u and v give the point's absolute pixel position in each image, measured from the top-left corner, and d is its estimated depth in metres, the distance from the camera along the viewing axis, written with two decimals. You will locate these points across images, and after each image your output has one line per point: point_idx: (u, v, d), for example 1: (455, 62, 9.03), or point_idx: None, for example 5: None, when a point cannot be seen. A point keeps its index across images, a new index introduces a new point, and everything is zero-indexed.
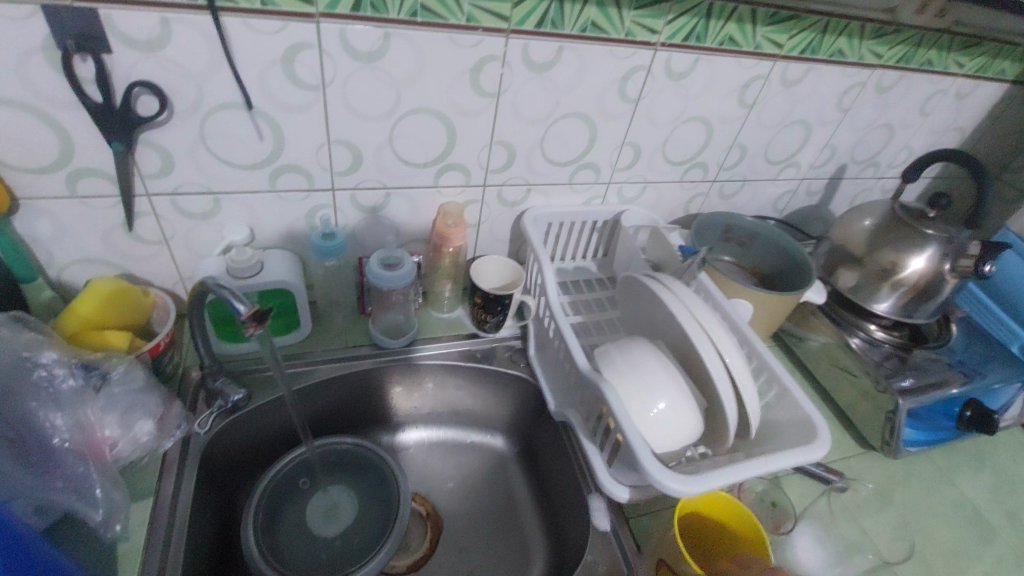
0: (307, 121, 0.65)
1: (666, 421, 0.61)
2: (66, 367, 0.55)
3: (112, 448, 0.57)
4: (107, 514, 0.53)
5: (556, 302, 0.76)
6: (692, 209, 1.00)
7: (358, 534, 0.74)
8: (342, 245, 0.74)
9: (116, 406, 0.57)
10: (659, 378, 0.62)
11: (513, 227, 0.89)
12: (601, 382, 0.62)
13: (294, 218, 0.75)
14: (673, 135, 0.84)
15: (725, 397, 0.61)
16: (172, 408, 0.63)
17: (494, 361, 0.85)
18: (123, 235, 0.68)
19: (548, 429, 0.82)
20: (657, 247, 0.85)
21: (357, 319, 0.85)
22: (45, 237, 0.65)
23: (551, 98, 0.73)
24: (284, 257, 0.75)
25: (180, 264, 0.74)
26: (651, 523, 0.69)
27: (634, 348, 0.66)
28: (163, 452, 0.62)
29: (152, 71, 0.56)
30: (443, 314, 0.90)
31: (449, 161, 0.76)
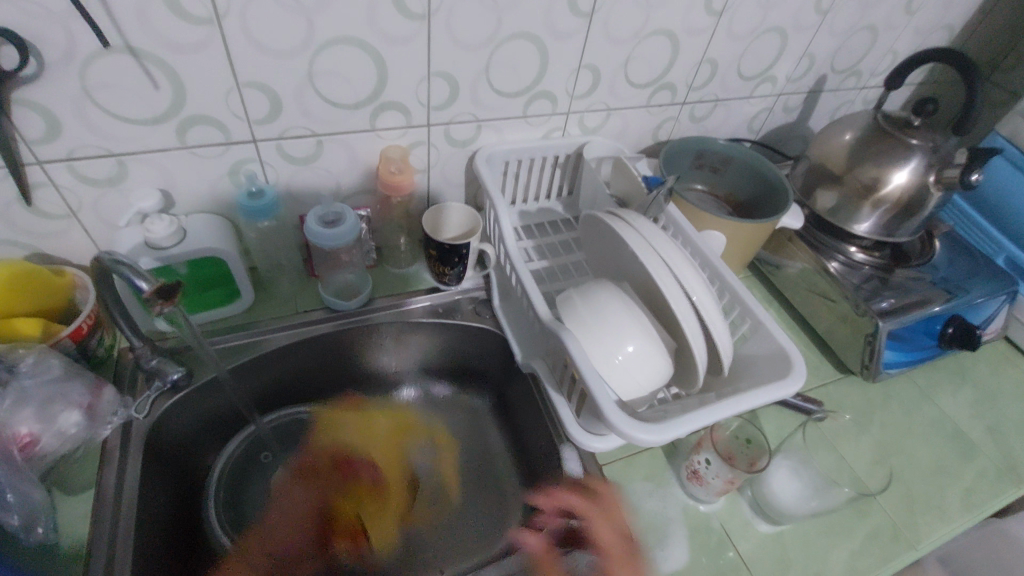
0: (208, 62, 0.57)
1: (633, 366, 0.57)
2: None
3: (32, 446, 0.52)
4: (26, 518, 0.50)
5: (515, 248, 0.70)
6: (661, 135, 0.93)
7: (329, 499, 0.75)
8: (273, 203, 0.67)
9: (29, 399, 0.52)
10: (624, 321, 0.58)
11: (468, 170, 0.82)
12: (562, 332, 0.58)
13: (216, 177, 0.67)
14: (635, 53, 0.76)
15: (694, 338, 0.57)
16: (103, 395, 0.58)
17: (458, 315, 0.81)
18: (21, 211, 0.61)
19: (518, 381, 0.79)
20: (622, 180, 0.78)
21: (306, 282, 0.79)
22: None
23: (492, 18, 0.64)
24: (212, 222, 0.68)
25: (98, 238, 0.67)
26: (627, 469, 0.66)
27: (596, 292, 0.61)
28: (102, 441, 0.58)
29: (5, 13, 0.47)
30: (399, 269, 0.84)
31: (383, 99, 0.67)
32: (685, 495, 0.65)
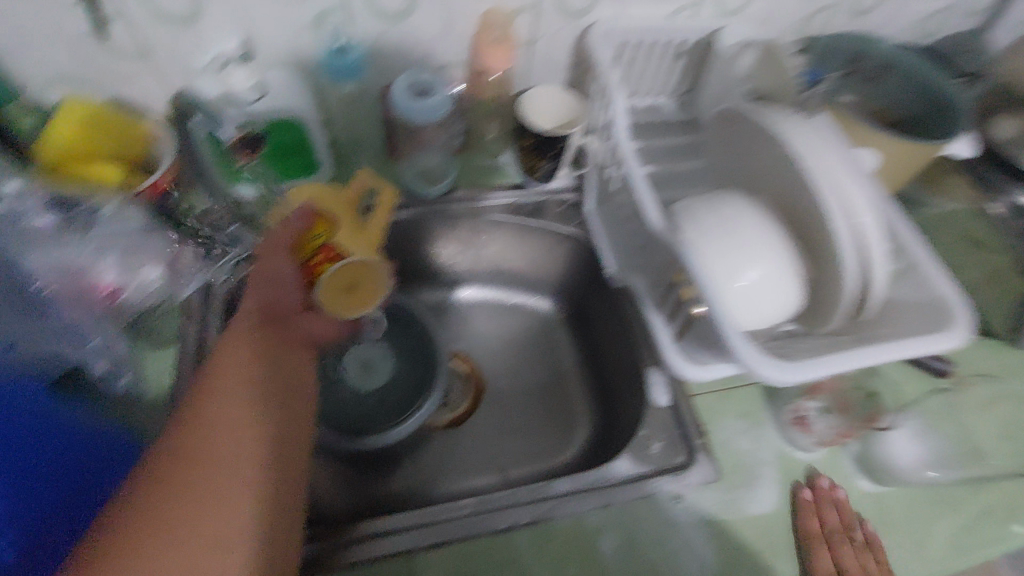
0: None
1: (759, 293, 0.50)
2: (40, 201, 0.48)
3: (116, 296, 0.51)
4: (113, 365, 0.52)
5: (629, 145, 0.60)
6: (808, 29, 0.77)
7: (398, 392, 0.71)
8: (361, 64, 0.59)
9: (110, 247, 0.50)
10: (754, 242, 0.50)
11: (576, 50, 0.70)
12: (683, 245, 0.49)
13: (298, 28, 0.58)
14: None
15: (847, 273, 0.48)
16: (184, 253, 0.57)
17: (544, 217, 0.74)
18: (94, 46, 0.55)
19: (604, 296, 0.73)
20: (768, 73, 0.65)
21: (386, 164, 0.73)
22: (5, 49, 0.53)
23: None
24: (290, 73, 0.59)
25: (174, 88, 0.61)
26: (718, 403, 0.61)
27: (724, 204, 0.52)
28: (184, 299, 0.57)
29: None
30: (485, 159, 0.77)
31: None
32: (783, 440, 0.59)
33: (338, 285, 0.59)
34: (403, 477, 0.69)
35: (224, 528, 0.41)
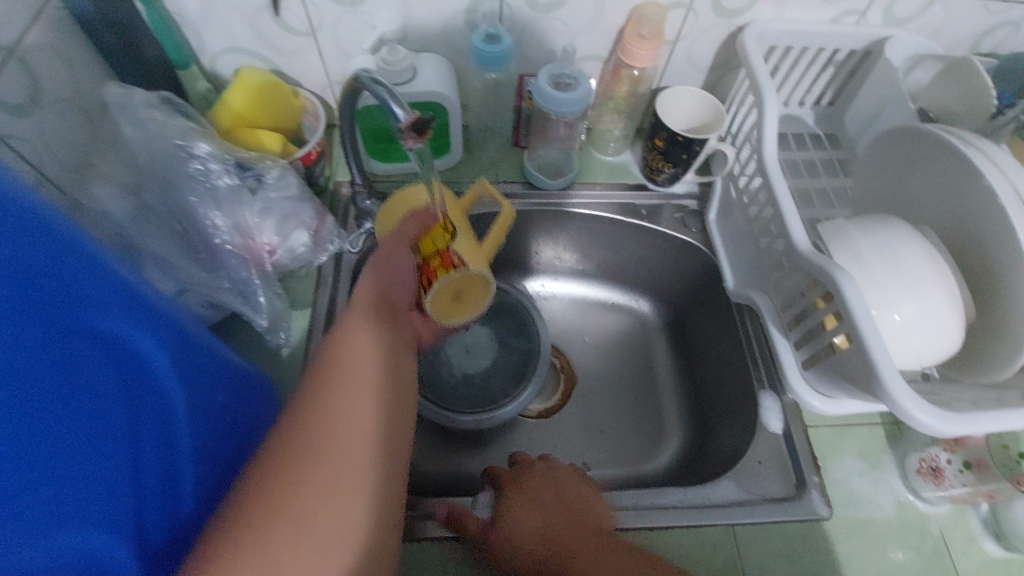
0: None
1: (916, 330, 0.46)
2: (221, 163, 0.49)
3: (272, 255, 0.54)
4: (272, 320, 0.53)
5: (773, 156, 0.57)
6: (986, 45, 0.69)
7: (495, 378, 0.72)
8: (509, 53, 0.59)
9: (272, 211, 0.52)
10: (918, 275, 0.46)
11: (720, 51, 0.67)
12: (841, 268, 0.46)
13: (452, 14, 0.60)
14: None
15: None
16: (326, 222, 0.58)
17: (660, 220, 0.72)
18: (270, 21, 0.59)
19: (714, 309, 0.70)
20: (947, 88, 0.57)
21: (509, 152, 0.74)
22: (194, 17, 0.58)
23: None
24: (441, 64, 0.62)
25: (329, 64, 0.65)
26: (833, 438, 0.58)
27: (885, 230, 0.49)
28: (319, 265, 0.60)
29: None
30: (605, 156, 0.75)
31: None
32: (904, 488, 0.55)
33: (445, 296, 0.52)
34: (487, 460, 0.69)
35: (346, 527, 0.37)
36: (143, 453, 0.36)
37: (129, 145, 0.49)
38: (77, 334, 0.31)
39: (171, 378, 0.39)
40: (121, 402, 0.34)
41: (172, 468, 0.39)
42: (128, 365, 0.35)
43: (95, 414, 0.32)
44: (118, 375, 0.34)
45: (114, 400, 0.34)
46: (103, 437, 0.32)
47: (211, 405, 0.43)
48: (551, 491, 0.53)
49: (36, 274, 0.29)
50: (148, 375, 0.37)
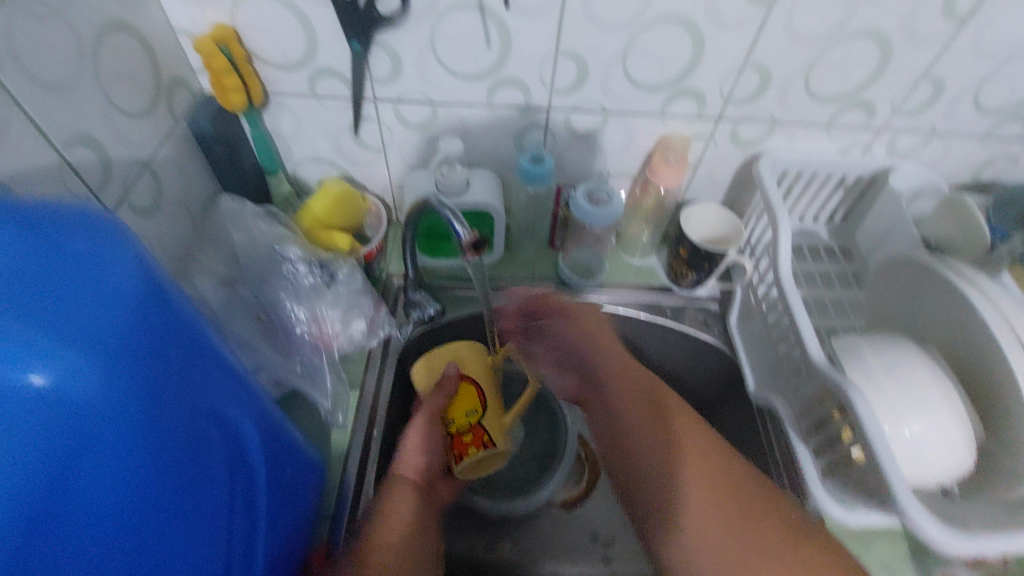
0: (539, 27, 0.58)
1: (926, 447, 0.49)
2: (307, 263, 0.59)
3: (336, 340, 0.61)
4: (333, 404, 0.60)
5: (788, 270, 0.63)
6: (986, 176, 0.76)
7: (522, 466, 0.76)
8: (549, 172, 0.68)
9: (341, 302, 0.60)
10: (926, 393, 0.50)
11: (739, 173, 0.75)
12: (851, 384, 0.50)
13: (503, 138, 0.70)
14: (1001, 70, 0.62)
15: None
16: (381, 311, 0.65)
17: (683, 321, 0.77)
18: (349, 139, 0.70)
19: (736, 409, 0.73)
20: (948, 221, 0.63)
21: (545, 252, 0.81)
22: (287, 134, 0.69)
23: (842, 10, 0.56)
24: (491, 178, 0.71)
25: (393, 174, 0.75)
26: (857, 549, 0.58)
27: (893, 348, 0.53)
28: (369, 349, 0.65)
29: None
30: (634, 260, 0.82)
31: (685, 84, 0.64)
32: None
33: (472, 467, 0.59)
34: (510, 548, 0.71)
35: None
36: (234, 527, 0.38)
37: (234, 247, 0.60)
38: (199, 412, 0.36)
39: (258, 454, 0.43)
40: (225, 473, 0.38)
41: (252, 542, 0.41)
42: (230, 441, 0.39)
43: (207, 487, 0.35)
44: (224, 450, 0.38)
45: (220, 475, 0.37)
46: (209, 507, 0.35)
47: (281, 478, 0.46)
48: (586, 332, 0.65)
49: (181, 358, 0.34)
50: (241, 449, 0.41)
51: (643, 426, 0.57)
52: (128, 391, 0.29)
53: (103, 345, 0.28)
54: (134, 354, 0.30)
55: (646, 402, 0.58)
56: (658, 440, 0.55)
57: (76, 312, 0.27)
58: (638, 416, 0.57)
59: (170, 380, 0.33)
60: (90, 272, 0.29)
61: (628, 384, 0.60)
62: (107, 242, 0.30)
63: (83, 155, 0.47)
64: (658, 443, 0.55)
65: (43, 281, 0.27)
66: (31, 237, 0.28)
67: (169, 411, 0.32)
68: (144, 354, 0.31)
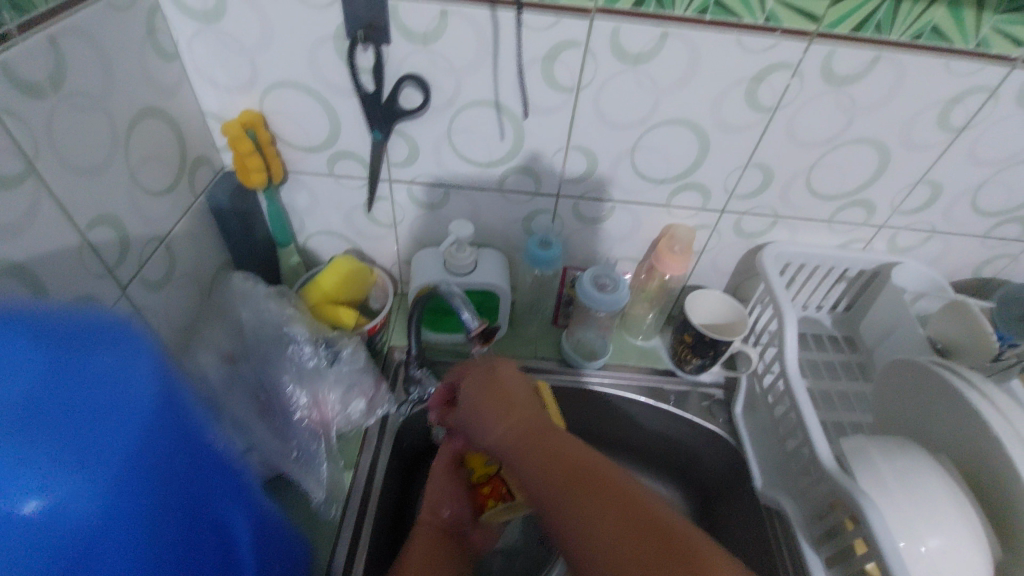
0: (551, 123, 0.61)
1: (944, 567, 0.46)
2: (312, 344, 0.59)
3: (333, 419, 0.60)
4: (326, 497, 0.57)
5: (794, 365, 0.63)
6: (988, 273, 0.76)
7: (518, 558, 0.72)
8: (557, 257, 0.69)
9: (342, 381, 0.60)
10: (940, 507, 0.48)
11: (742, 261, 0.76)
12: (862, 495, 0.49)
13: (512, 221, 0.72)
14: (996, 178, 0.64)
15: None
16: (381, 389, 0.64)
17: (687, 407, 0.75)
18: (362, 215, 0.72)
19: (741, 503, 0.70)
20: (950, 324, 0.63)
21: (548, 330, 0.81)
22: (301, 208, 0.71)
23: (841, 119, 0.59)
24: (498, 258, 0.73)
25: (402, 249, 0.76)
26: None
27: (906, 457, 0.51)
28: (366, 428, 0.64)
29: (421, 65, 0.56)
30: (636, 341, 0.81)
31: (691, 179, 0.66)
32: None
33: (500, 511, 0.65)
34: None
35: None
36: None
37: (241, 323, 0.59)
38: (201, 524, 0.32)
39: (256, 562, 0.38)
40: None
41: None
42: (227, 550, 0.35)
43: None
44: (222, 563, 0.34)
45: None
46: None
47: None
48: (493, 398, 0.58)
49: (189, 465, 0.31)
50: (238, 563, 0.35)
51: (575, 499, 0.47)
52: (129, 503, 0.27)
53: (116, 461, 0.26)
54: (139, 468, 0.27)
55: (571, 470, 0.49)
56: (595, 516, 0.45)
57: (83, 433, 0.25)
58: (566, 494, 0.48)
59: (179, 485, 0.30)
60: (111, 385, 0.26)
61: (544, 456, 0.51)
62: (130, 346, 0.28)
63: (102, 234, 0.48)
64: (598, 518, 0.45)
65: (61, 400, 0.25)
66: (60, 346, 0.26)
67: (170, 524, 0.29)
68: (154, 465, 0.28)
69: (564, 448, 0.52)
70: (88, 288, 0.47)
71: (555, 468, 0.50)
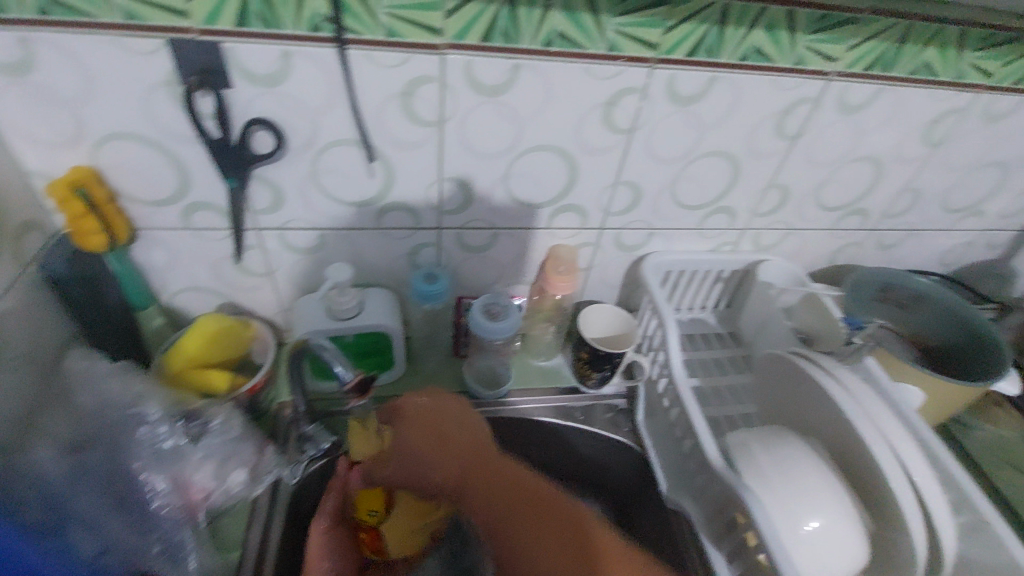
0: (420, 157, 0.60)
1: (821, 545, 0.50)
2: (170, 423, 0.53)
3: (207, 499, 0.54)
4: None
5: (680, 369, 0.65)
6: (841, 260, 0.85)
7: None
8: (444, 289, 0.68)
9: (213, 455, 0.55)
10: (813, 489, 0.51)
11: (628, 272, 0.79)
12: (746, 492, 0.51)
13: (396, 256, 0.70)
14: (832, 177, 0.71)
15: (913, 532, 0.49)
16: (265, 455, 0.59)
17: (593, 422, 0.76)
18: (231, 266, 0.66)
19: (652, 508, 0.72)
20: (811, 314, 0.71)
21: (450, 361, 0.79)
22: (159, 266, 0.65)
23: (693, 136, 0.63)
24: (385, 296, 0.70)
25: (283, 297, 0.72)
26: None
27: (782, 447, 0.54)
28: (253, 499, 0.58)
29: (271, 107, 0.53)
30: (539, 361, 0.81)
31: (567, 201, 0.68)
32: None
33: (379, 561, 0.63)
34: None
35: None
36: None
37: (85, 408, 0.52)
38: None
39: None
40: None
41: None
42: None
43: None
44: None
45: None
46: None
47: None
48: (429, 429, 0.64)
49: None
50: None
51: (518, 517, 0.57)
52: None
53: None
54: None
55: (510, 482, 0.60)
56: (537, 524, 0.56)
57: None
58: (513, 512, 0.58)
59: None
60: None
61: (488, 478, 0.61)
62: None
63: None
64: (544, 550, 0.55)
65: None
66: None
67: None
68: None
69: (504, 476, 0.61)
70: None
71: (507, 491, 0.60)
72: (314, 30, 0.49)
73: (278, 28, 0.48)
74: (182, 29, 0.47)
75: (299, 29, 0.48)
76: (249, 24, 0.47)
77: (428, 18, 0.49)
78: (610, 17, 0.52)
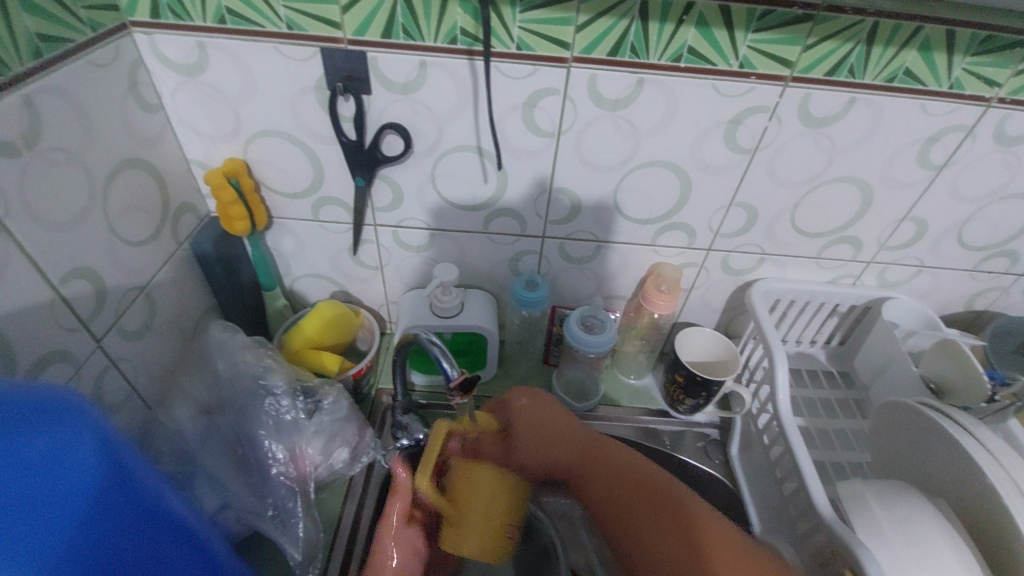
0: (534, 165, 0.61)
1: None
2: (291, 396, 0.59)
3: (314, 469, 0.59)
4: (304, 557, 0.55)
5: (786, 405, 0.61)
6: (980, 305, 0.76)
7: None
8: (543, 298, 0.69)
9: (323, 431, 0.59)
10: (941, 554, 0.46)
11: (732, 297, 0.76)
12: (859, 547, 0.47)
13: (499, 261, 0.72)
14: (978, 213, 0.64)
15: None
16: (365, 436, 0.63)
17: (681, 450, 0.73)
18: (349, 258, 0.71)
19: None
20: (941, 360, 0.62)
21: (539, 369, 0.80)
22: (287, 251, 0.71)
23: (821, 159, 0.59)
24: (484, 299, 0.72)
25: (391, 290, 0.76)
26: None
27: (904, 503, 0.50)
28: (350, 477, 0.62)
29: (402, 113, 0.56)
30: (629, 380, 0.80)
31: (675, 219, 0.66)
32: None
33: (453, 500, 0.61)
34: None
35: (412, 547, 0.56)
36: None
37: (215, 374, 0.60)
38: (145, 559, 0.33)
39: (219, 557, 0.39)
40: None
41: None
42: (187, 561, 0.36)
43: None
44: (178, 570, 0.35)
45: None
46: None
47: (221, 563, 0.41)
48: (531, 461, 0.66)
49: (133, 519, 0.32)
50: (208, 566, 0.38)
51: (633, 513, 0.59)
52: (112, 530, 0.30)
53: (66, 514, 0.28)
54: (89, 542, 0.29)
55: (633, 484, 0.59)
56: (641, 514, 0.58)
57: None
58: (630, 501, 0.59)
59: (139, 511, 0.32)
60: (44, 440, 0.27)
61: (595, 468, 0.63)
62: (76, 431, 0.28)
63: (79, 288, 0.47)
64: (657, 530, 0.56)
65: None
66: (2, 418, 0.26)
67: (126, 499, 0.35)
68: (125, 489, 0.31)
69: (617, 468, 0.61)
70: (62, 344, 0.46)
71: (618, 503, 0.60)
72: (450, 41, 0.51)
73: (418, 39, 0.51)
74: (334, 38, 0.51)
75: (437, 41, 0.51)
76: (392, 35, 0.51)
77: (560, 33, 0.51)
78: (745, 34, 0.50)
